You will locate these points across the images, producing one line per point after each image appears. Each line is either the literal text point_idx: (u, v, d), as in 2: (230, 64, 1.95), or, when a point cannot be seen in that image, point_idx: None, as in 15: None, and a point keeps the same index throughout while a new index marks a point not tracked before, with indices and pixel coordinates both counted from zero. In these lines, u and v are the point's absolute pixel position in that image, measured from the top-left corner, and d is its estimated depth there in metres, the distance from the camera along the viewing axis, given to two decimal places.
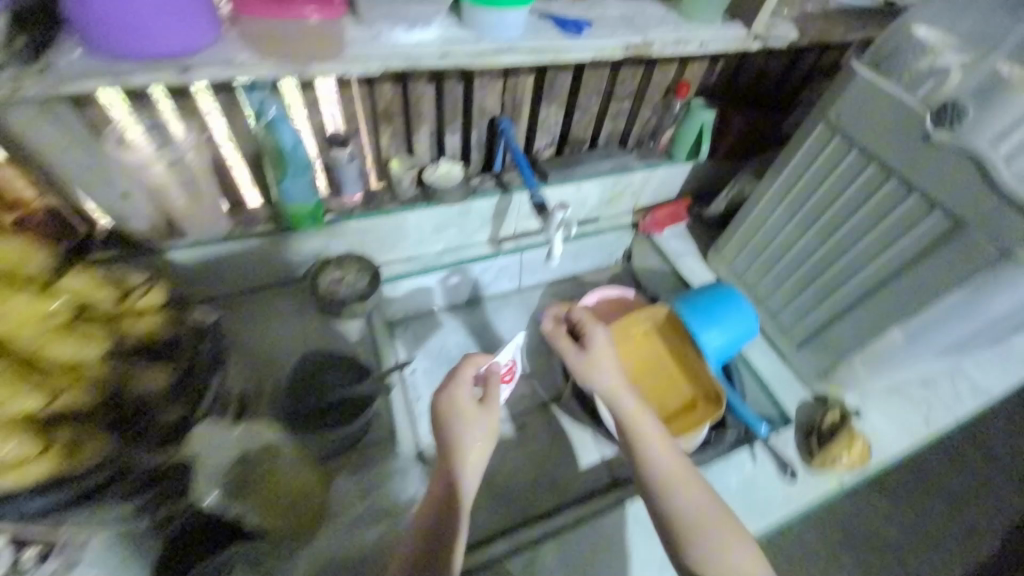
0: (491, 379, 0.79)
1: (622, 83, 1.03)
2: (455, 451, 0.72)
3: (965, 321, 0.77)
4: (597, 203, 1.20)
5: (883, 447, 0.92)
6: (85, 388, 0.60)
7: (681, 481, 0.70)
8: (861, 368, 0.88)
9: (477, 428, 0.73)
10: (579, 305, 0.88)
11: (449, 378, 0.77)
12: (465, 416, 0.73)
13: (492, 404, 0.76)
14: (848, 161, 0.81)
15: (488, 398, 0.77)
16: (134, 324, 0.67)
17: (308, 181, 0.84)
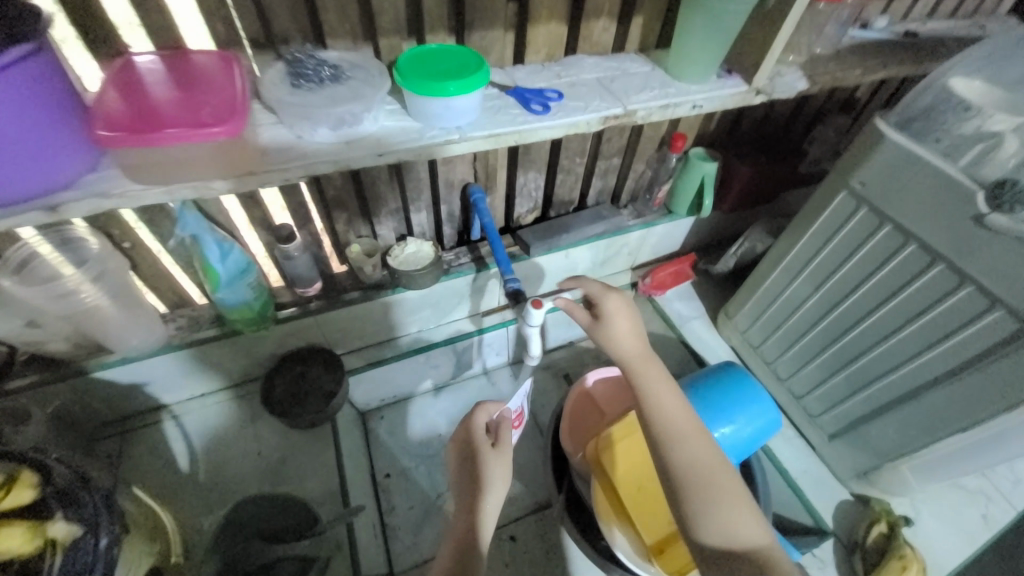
0: (504, 426, 0.69)
1: (609, 141, 0.91)
2: (475, 505, 0.62)
3: None
4: (590, 266, 1.08)
5: (938, 560, 0.77)
6: None
7: (711, 498, 0.55)
8: (908, 473, 0.74)
9: (497, 474, 0.64)
10: (606, 290, 0.67)
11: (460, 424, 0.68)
12: (484, 460, 0.65)
13: (507, 448, 0.67)
14: (879, 237, 0.67)
15: (501, 442, 0.67)
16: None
17: (244, 286, 0.73)
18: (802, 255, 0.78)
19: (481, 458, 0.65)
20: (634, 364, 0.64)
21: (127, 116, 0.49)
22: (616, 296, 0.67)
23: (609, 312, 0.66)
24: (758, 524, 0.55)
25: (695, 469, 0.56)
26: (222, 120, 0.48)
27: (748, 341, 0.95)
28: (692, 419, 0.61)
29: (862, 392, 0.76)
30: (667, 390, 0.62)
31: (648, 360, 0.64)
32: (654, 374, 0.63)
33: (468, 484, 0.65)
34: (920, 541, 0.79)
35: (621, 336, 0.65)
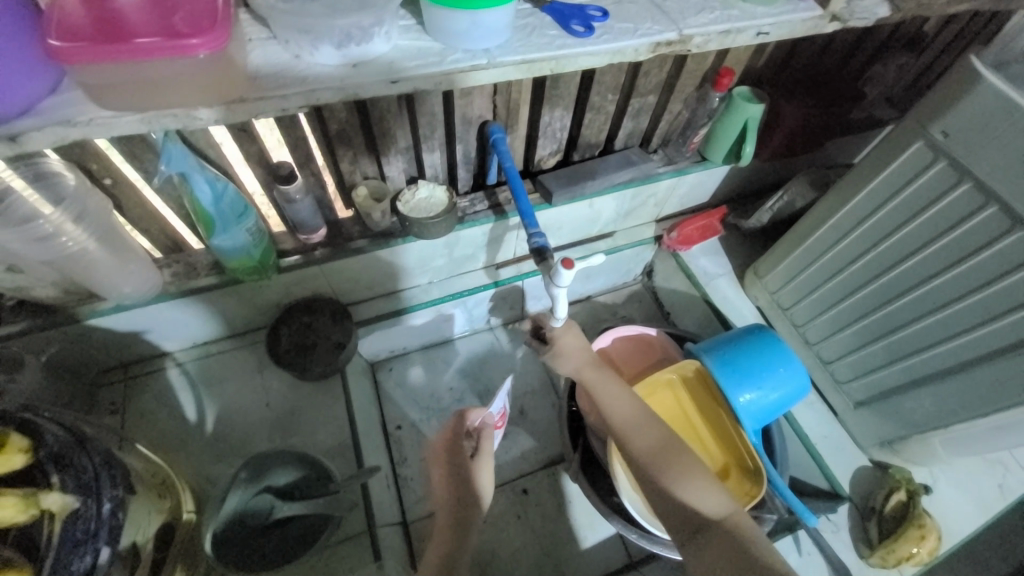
0: (486, 432, 0.73)
1: (646, 74, 0.80)
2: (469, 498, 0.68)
3: None
4: (612, 216, 1.00)
5: (949, 526, 0.78)
6: None
7: (670, 467, 0.62)
8: (938, 446, 0.73)
9: (484, 477, 0.70)
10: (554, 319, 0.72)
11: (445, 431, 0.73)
12: (467, 470, 0.70)
13: (488, 455, 0.72)
14: (953, 197, 0.60)
15: (482, 449, 0.72)
16: None
17: (242, 232, 0.66)
18: (855, 213, 0.71)
19: (467, 468, 0.70)
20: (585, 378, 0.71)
21: (86, 21, 0.40)
22: (566, 324, 0.73)
23: (563, 339, 0.72)
24: (718, 487, 0.61)
25: (650, 453, 0.64)
26: (201, 32, 0.39)
27: (778, 303, 0.90)
28: (641, 408, 0.68)
29: (900, 362, 0.72)
30: (613, 384, 0.70)
31: (587, 363, 0.72)
32: (601, 378, 0.71)
33: (453, 490, 0.69)
34: (934, 509, 0.79)
35: (573, 358, 0.72)
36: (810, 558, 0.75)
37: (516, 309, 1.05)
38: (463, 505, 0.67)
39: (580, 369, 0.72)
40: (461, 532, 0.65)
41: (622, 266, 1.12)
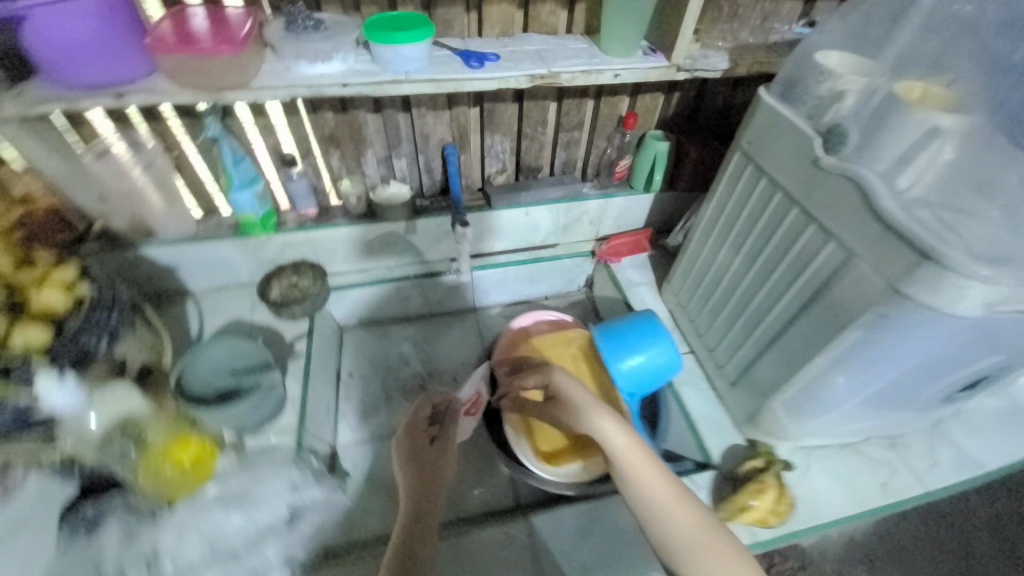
0: (452, 417, 0.85)
1: (567, 113, 1.08)
2: (428, 479, 0.75)
3: (886, 367, 0.66)
4: (551, 228, 1.22)
5: (818, 507, 0.82)
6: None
7: (706, 551, 0.61)
8: (784, 414, 0.81)
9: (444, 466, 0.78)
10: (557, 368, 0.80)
11: (408, 419, 0.83)
12: (431, 451, 0.79)
13: (450, 441, 0.82)
14: (759, 190, 0.77)
15: (444, 436, 0.82)
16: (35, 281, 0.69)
17: (251, 191, 0.95)
18: (715, 213, 0.90)
19: (427, 448, 0.79)
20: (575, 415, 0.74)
21: (172, 37, 0.71)
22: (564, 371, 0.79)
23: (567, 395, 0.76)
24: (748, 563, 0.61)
25: (692, 534, 0.63)
26: (228, 42, 0.70)
27: (680, 303, 1.06)
28: (671, 479, 0.68)
29: (752, 336, 0.84)
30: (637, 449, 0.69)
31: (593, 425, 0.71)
32: (626, 440, 0.70)
33: (412, 475, 0.76)
34: (807, 490, 0.84)
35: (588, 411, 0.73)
36: None
37: (469, 299, 1.26)
38: (420, 473, 0.76)
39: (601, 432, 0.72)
40: (416, 484, 0.74)
41: (566, 276, 1.31)
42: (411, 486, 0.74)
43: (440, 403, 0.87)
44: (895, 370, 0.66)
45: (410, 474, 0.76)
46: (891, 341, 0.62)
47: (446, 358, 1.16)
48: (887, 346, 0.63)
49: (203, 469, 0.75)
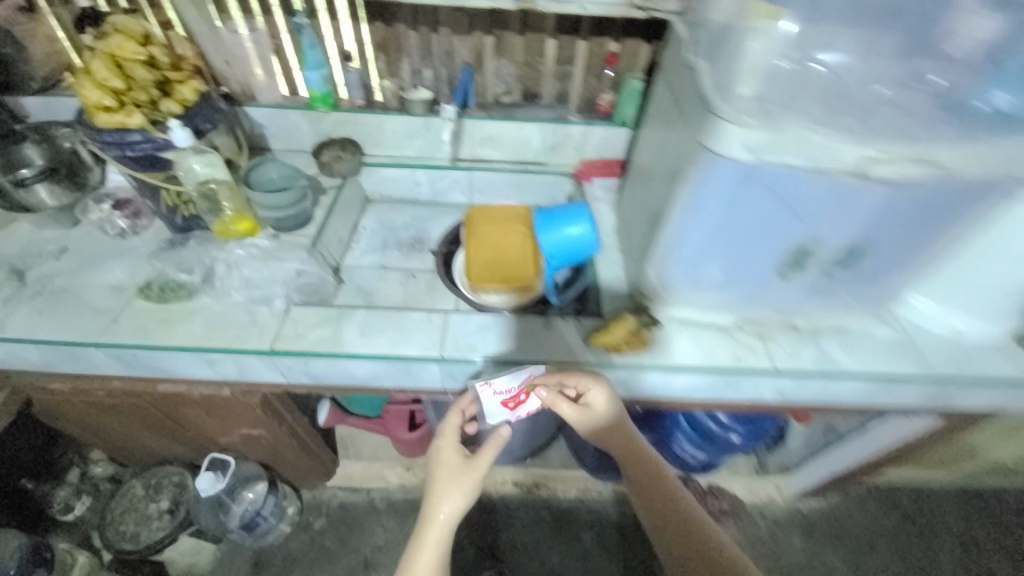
0: (492, 436, 0.99)
1: (561, 49, 1.36)
2: (453, 516, 0.96)
3: (709, 223, 0.88)
4: (541, 146, 1.49)
5: (671, 355, 1.03)
6: (144, 92, 1.03)
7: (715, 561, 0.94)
8: (654, 275, 1.03)
9: (469, 482, 0.98)
10: (601, 382, 0.99)
11: (448, 416, 1.02)
12: (465, 464, 0.99)
13: (476, 461, 0.99)
14: (667, 96, 1.01)
15: (477, 457, 0.99)
16: (182, 77, 1.08)
17: (317, 72, 1.35)
18: (650, 126, 1.13)
19: (465, 460, 1.00)
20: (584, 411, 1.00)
21: None
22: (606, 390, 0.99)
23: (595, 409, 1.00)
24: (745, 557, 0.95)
25: (698, 528, 1.00)
26: None
27: (623, 210, 1.30)
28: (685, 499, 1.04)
29: (648, 218, 1.07)
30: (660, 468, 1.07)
31: (612, 422, 1.01)
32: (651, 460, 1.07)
33: (437, 505, 0.96)
34: (667, 342, 1.04)
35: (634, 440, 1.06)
36: (550, 328, 1.06)
37: (467, 195, 1.56)
38: (462, 485, 0.98)
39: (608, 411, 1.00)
40: (465, 483, 0.98)
41: (548, 193, 1.52)
42: (453, 497, 0.97)
43: (469, 408, 1.03)
44: (712, 225, 0.88)
45: (455, 494, 0.97)
46: (701, 196, 0.84)
47: (438, 230, 1.47)
48: (700, 201, 0.85)
49: (246, 225, 1.17)
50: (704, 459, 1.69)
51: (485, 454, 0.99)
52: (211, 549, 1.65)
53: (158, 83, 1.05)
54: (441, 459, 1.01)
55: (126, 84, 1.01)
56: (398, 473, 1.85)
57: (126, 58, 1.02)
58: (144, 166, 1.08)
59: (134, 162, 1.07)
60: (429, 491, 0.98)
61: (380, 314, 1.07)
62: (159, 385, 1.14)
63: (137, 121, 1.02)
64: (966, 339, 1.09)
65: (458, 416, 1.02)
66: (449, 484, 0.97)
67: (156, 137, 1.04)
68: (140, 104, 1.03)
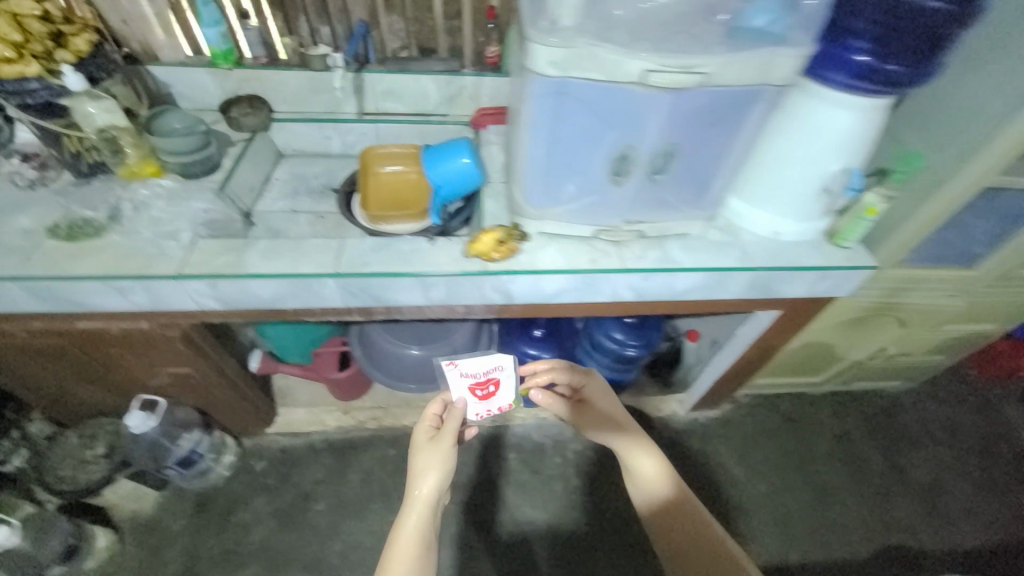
0: (457, 409, 1.07)
1: (446, 5, 1.49)
2: (430, 492, 0.99)
3: (546, 138, 1.06)
4: (439, 98, 1.62)
5: (536, 260, 1.21)
6: (42, 44, 1.13)
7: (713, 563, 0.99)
8: (518, 194, 1.21)
9: (445, 456, 1.02)
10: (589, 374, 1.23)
11: (431, 405, 1.09)
12: (443, 443, 1.04)
13: (447, 429, 1.04)
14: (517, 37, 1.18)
15: (447, 424, 1.05)
16: (75, 31, 1.19)
17: (216, 30, 1.45)
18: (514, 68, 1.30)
19: (435, 436, 1.04)
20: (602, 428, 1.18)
21: None
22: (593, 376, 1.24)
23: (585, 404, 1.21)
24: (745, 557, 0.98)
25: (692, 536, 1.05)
26: None
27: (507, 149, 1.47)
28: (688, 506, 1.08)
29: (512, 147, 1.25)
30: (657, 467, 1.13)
31: (637, 458, 1.14)
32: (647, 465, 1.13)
33: (411, 487, 1.00)
34: (534, 251, 1.23)
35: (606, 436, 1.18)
36: (434, 245, 1.22)
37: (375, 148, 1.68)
38: (443, 464, 1.01)
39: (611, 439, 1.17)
40: (438, 481, 1.00)
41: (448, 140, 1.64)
42: (429, 491, 0.99)
43: (443, 402, 1.10)
44: (549, 140, 1.07)
45: (434, 478, 1.00)
46: (533, 114, 1.03)
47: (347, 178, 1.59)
48: (534, 119, 1.03)
49: (148, 168, 1.29)
50: (613, 373, 1.91)
51: (450, 422, 1.05)
52: (154, 495, 1.75)
53: (53, 36, 1.16)
54: (422, 456, 1.03)
55: (24, 35, 1.10)
56: (335, 416, 1.98)
57: (20, 11, 1.10)
58: (46, 112, 1.17)
59: (36, 108, 1.16)
60: (410, 468, 1.02)
61: (281, 241, 1.20)
62: (77, 322, 1.24)
63: (36, 70, 1.12)
64: (784, 238, 1.32)
65: (433, 413, 1.08)
66: (427, 454, 1.02)
67: (54, 85, 1.15)
68: (37, 55, 1.13)
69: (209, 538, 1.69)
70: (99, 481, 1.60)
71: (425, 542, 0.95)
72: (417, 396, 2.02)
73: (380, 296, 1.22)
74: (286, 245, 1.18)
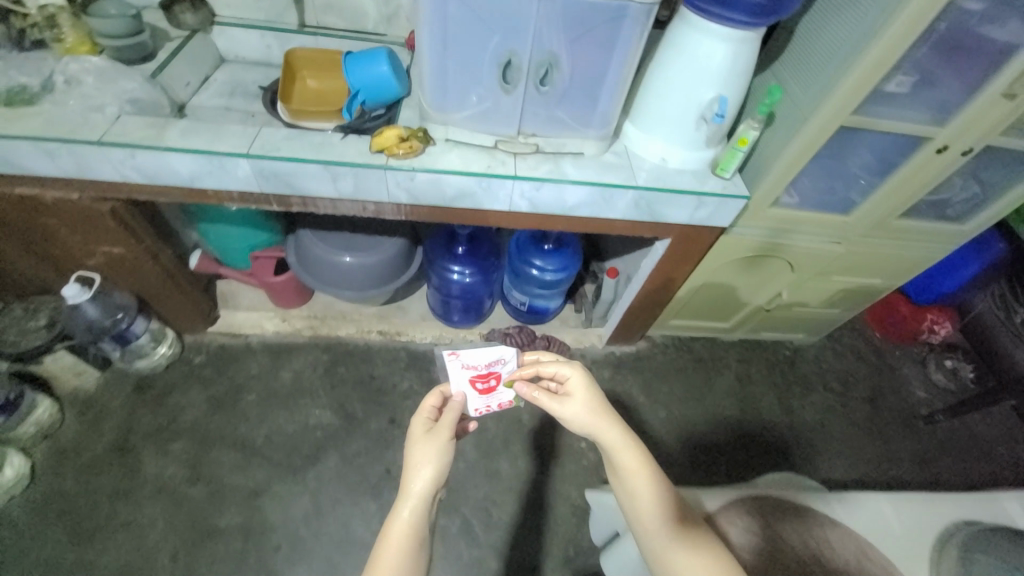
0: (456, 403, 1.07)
1: None
2: (427, 490, 0.95)
3: (441, 40, 1.19)
4: (378, 16, 1.69)
5: (436, 161, 1.33)
6: None
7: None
8: (424, 98, 1.32)
9: (439, 450, 0.98)
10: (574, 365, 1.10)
11: (419, 406, 1.04)
12: (440, 439, 0.99)
13: (442, 426, 1.01)
14: None
15: (444, 419, 1.03)
16: None
17: None
18: None
19: (430, 431, 1.01)
20: (602, 429, 1.04)
21: None
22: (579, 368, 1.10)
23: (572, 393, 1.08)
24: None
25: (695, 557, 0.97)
26: None
27: None
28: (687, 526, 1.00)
29: None
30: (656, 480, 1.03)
31: (648, 480, 1.01)
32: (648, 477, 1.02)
33: (409, 491, 0.94)
34: (436, 154, 1.35)
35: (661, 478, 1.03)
36: (344, 140, 1.33)
37: None
38: (438, 468, 0.96)
39: (614, 444, 1.03)
40: (430, 485, 0.95)
41: None
42: (421, 493, 0.95)
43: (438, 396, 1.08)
44: (444, 42, 1.19)
45: (429, 481, 0.95)
46: (428, 14, 1.15)
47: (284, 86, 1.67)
48: (429, 19, 1.16)
49: (86, 49, 1.39)
50: (537, 300, 2.08)
51: (449, 416, 1.03)
52: (96, 374, 1.89)
53: None
54: (415, 458, 0.97)
55: None
56: (273, 322, 2.11)
57: None
58: None
59: None
60: (404, 460, 0.97)
61: (202, 124, 1.30)
62: (15, 186, 1.35)
63: None
64: (671, 166, 1.45)
65: (423, 411, 1.04)
66: (423, 447, 0.97)
67: None
68: None
69: (144, 414, 1.84)
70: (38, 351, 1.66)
71: (418, 538, 0.92)
72: (353, 311, 2.17)
73: (293, 183, 1.34)
74: (206, 128, 1.29)
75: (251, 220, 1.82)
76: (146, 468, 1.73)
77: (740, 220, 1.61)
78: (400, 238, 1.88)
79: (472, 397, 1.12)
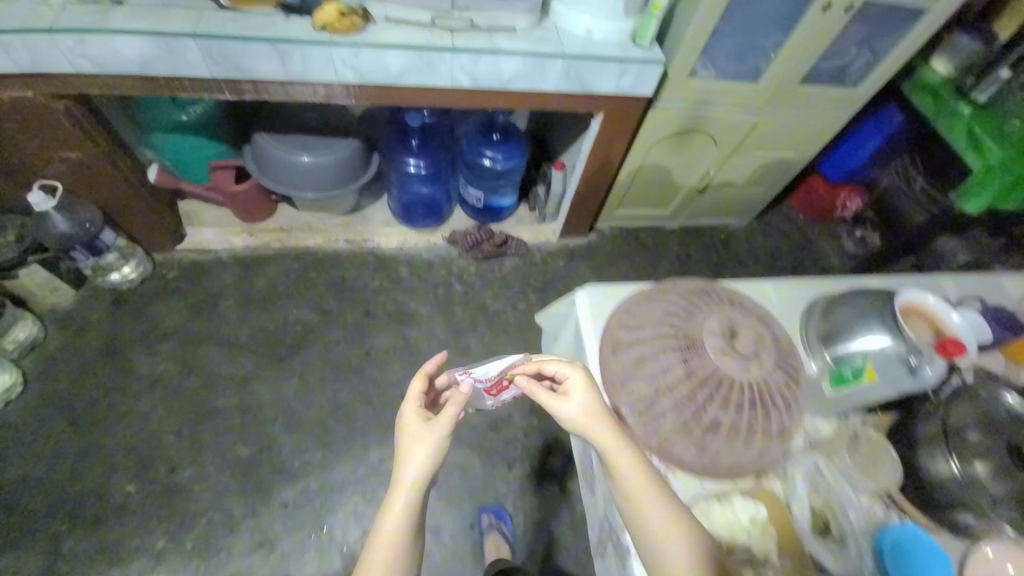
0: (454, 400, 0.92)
1: None
2: (417, 486, 0.85)
3: None
4: None
5: (376, 35, 1.42)
6: None
7: None
8: None
9: (430, 444, 0.87)
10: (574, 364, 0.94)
11: (412, 392, 0.94)
12: (431, 437, 0.88)
13: (437, 425, 0.89)
14: None
15: (438, 416, 0.90)
16: None
17: None
18: None
19: (424, 428, 0.89)
20: (600, 438, 0.87)
21: None
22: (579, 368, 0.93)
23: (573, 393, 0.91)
24: None
25: None
26: None
27: None
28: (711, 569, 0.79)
29: None
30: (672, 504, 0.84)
31: (656, 501, 0.83)
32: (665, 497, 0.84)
33: (396, 495, 0.84)
34: (376, 30, 1.44)
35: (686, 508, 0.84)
36: (286, 19, 1.41)
37: None
38: (427, 472, 0.86)
39: (611, 450, 0.86)
40: (416, 486, 0.85)
41: None
42: (407, 495, 0.84)
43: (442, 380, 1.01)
44: None
45: (416, 483, 0.85)
46: None
47: None
48: None
49: None
50: (489, 193, 2.27)
51: (448, 408, 0.90)
52: (72, 292, 1.95)
53: None
54: (405, 458, 0.87)
55: None
56: (241, 237, 2.18)
57: None
58: None
59: None
60: (398, 448, 0.88)
61: (143, 8, 1.35)
62: None
63: None
64: (596, 37, 1.59)
65: (417, 401, 0.94)
66: (418, 438, 0.87)
67: None
68: None
69: (125, 324, 1.94)
70: (13, 264, 1.73)
71: (407, 545, 0.83)
72: (318, 222, 2.26)
73: (241, 65, 1.41)
74: (147, 11, 1.34)
75: (204, 128, 1.88)
76: (138, 366, 1.87)
77: (662, 92, 1.79)
78: (355, 139, 1.99)
79: (482, 383, 1.02)
